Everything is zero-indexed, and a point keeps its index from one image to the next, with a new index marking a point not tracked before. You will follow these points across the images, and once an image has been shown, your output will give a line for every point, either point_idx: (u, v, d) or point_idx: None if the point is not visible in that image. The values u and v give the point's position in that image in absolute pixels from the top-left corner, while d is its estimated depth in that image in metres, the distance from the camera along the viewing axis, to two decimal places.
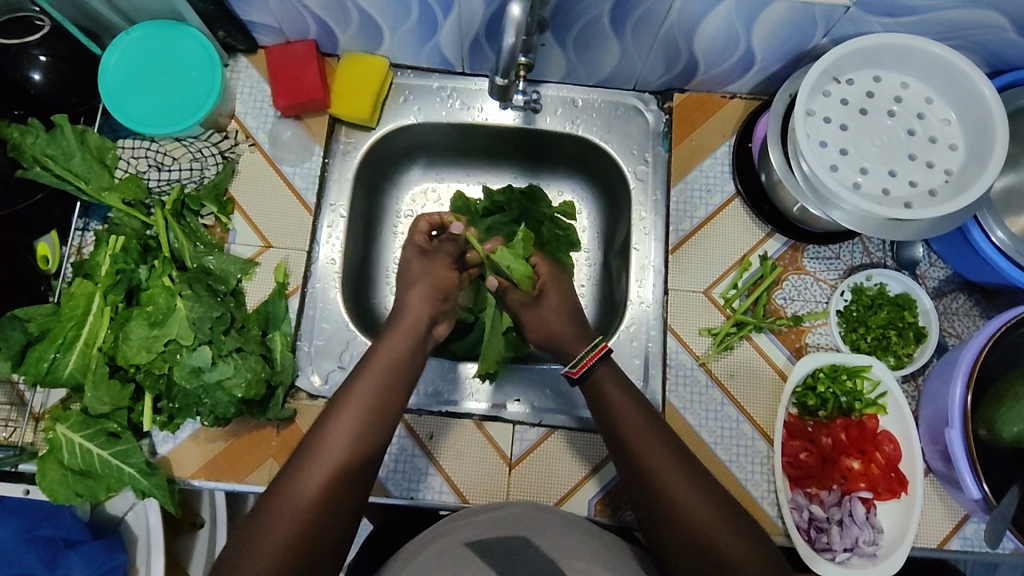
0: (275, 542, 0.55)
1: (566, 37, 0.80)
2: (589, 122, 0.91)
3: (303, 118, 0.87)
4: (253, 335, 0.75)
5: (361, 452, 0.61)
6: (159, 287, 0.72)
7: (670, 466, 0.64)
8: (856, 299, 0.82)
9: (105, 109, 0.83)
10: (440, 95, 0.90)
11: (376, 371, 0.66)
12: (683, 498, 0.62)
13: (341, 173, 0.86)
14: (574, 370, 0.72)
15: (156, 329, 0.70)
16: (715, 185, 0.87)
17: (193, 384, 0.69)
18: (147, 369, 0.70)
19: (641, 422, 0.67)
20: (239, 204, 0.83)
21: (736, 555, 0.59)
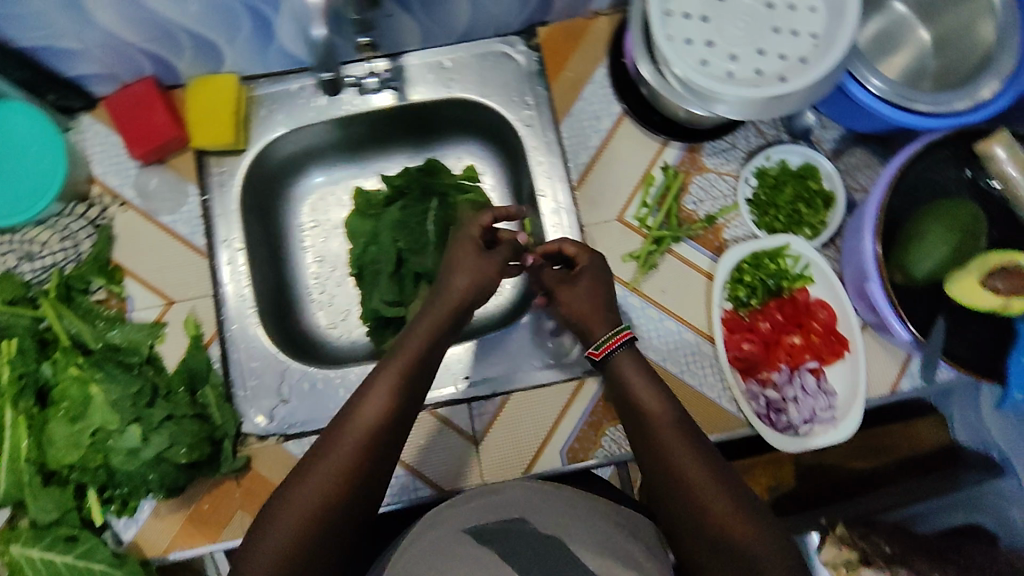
0: (327, 477, 0.57)
1: (410, 1, 0.77)
2: (463, 80, 0.88)
3: (167, 160, 0.82)
4: (181, 398, 0.71)
5: (376, 443, 0.60)
6: (67, 378, 0.69)
7: (683, 441, 0.63)
8: (761, 183, 0.83)
9: None
10: (303, 95, 0.85)
11: (394, 370, 0.64)
12: (683, 464, 0.61)
13: (227, 203, 0.81)
14: (596, 352, 0.72)
15: (78, 423, 0.67)
16: (601, 110, 0.86)
17: (133, 465, 0.67)
18: (83, 465, 0.68)
19: (655, 403, 0.67)
20: (128, 269, 0.79)
21: (716, 506, 0.58)
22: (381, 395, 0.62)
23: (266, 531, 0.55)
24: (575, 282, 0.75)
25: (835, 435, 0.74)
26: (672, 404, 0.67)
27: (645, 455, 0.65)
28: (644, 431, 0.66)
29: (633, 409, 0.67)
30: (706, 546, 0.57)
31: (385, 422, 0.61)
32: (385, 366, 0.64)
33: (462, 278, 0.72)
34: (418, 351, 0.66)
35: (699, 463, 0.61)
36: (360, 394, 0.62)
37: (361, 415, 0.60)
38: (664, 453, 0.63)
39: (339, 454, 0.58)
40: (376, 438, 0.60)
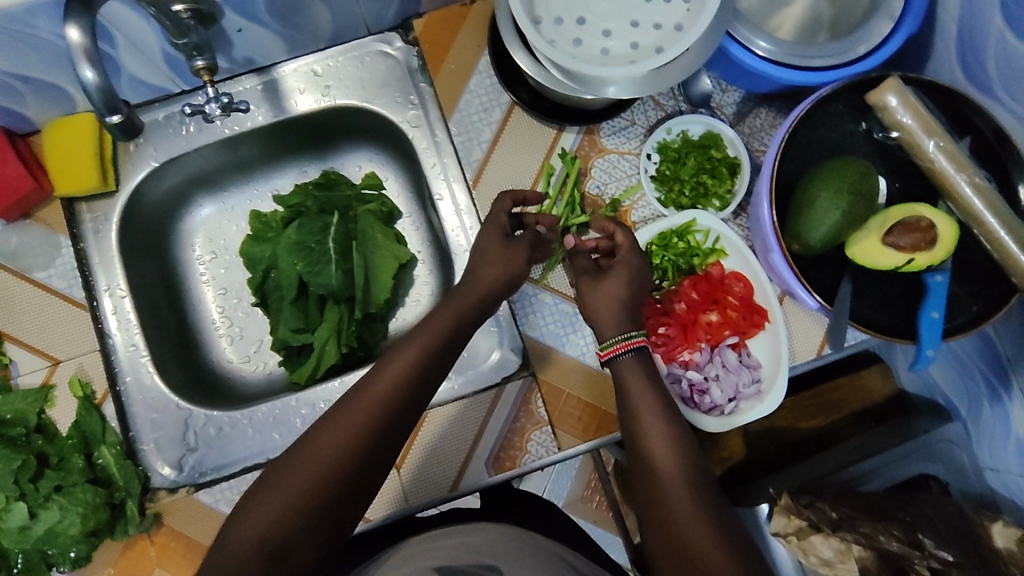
0: (318, 463, 0.52)
1: (261, 13, 0.72)
2: (342, 87, 0.83)
3: (33, 213, 0.77)
4: (75, 464, 0.69)
5: (371, 444, 0.54)
6: None
7: (687, 482, 0.57)
8: (664, 158, 0.80)
9: None
10: (172, 124, 0.81)
11: (393, 369, 0.58)
12: (663, 465, 0.59)
13: (103, 250, 0.77)
14: (602, 354, 0.67)
15: None
16: (490, 101, 0.82)
17: (26, 543, 0.65)
18: None
19: (663, 434, 0.61)
20: (6, 333, 0.74)
21: (680, 516, 0.55)
22: (380, 396, 0.56)
23: (239, 526, 0.50)
24: (603, 275, 0.71)
25: (762, 409, 0.72)
26: (676, 433, 0.61)
27: (642, 490, 0.59)
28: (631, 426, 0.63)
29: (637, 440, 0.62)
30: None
31: (380, 424, 0.55)
32: (385, 366, 0.58)
33: (489, 271, 0.68)
34: (423, 350, 0.60)
35: (700, 508, 0.55)
36: (350, 397, 0.57)
37: (354, 414, 0.55)
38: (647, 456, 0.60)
39: (324, 454, 0.52)
40: (367, 443, 0.54)
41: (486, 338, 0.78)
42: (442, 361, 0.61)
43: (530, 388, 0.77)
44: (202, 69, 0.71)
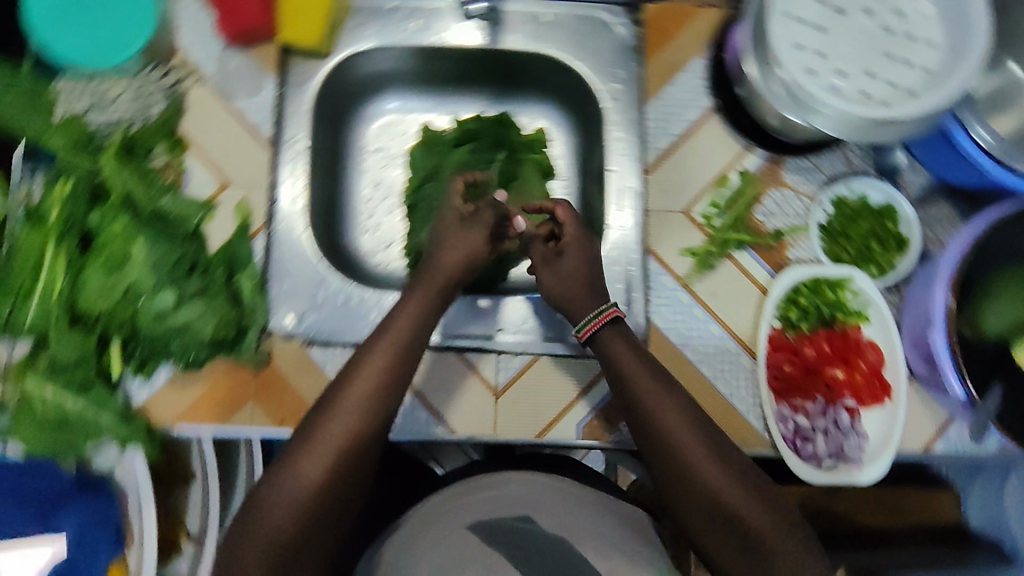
0: (304, 484, 0.53)
1: None
2: (556, 38, 0.85)
3: (252, 47, 0.80)
4: (217, 276, 0.72)
5: (348, 461, 0.55)
6: (114, 230, 0.68)
7: (708, 450, 0.58)
8: (838, 211, 0.80)
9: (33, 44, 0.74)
10: (397, 17, 0.85)
11: (364, 384, 0.58)
12: (687, 450, 0.58)
13: (297, 102, 0.81)
14: (578, 334, 0.68)
15: (115, 274, 0.67)
16: (690, 99, 0.82)
17: (160, 329, 0.68)
18: (110, 316, 0.67)
19: (673, 410, 0.60)
20: (193, 142, 0.78)
21: (729, 499, 0.56)
22: (352, 411, 0.56)
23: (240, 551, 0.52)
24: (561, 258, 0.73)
25: (858, 478, 0.72)
26: (689, 414, 0.60)
27: (659, 467, 0.59)
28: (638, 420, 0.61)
29: (641, 424, 0.61)
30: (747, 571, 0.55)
31: (354, 440, 0.56)
32: (353, 379, 0.58)
33: (452, 254, 0.69)
34: (393, 347, 0.61)
35: (734, 477, 0.57)
36: (308, 425, 0.56)
37: (327, 436, 0.55)
38: (667, 448, 0.59)
39: (309, 476, 0.53)
40: (347, 456, 0.55)
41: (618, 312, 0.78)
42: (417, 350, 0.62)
43: None
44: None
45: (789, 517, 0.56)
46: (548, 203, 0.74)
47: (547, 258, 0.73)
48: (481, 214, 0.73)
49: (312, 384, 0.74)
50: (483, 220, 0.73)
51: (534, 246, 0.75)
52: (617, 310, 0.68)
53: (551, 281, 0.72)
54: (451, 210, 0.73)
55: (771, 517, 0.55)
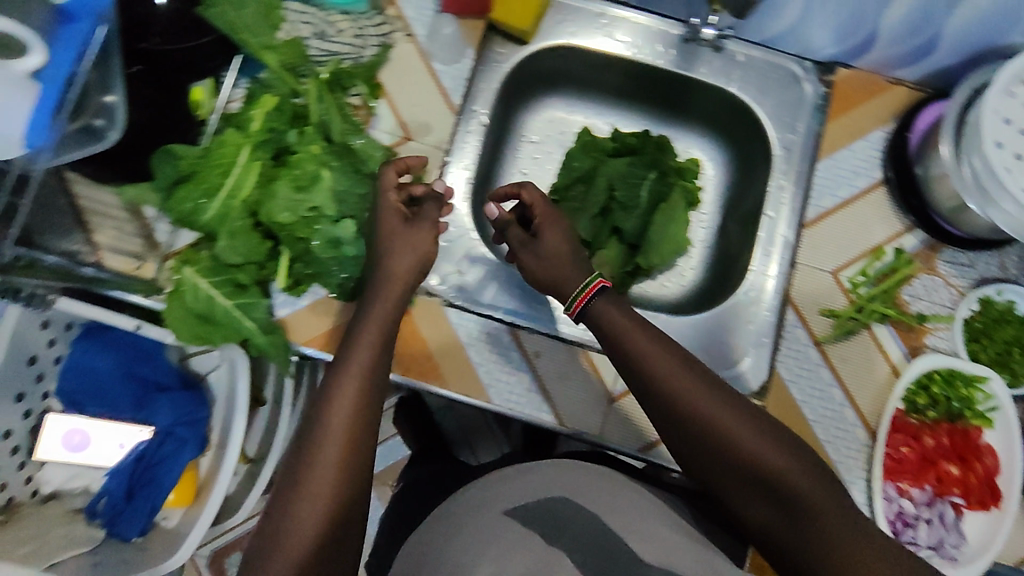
0: (338, 435, 0.59)
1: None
2: (745, 79, 0.86)
3: (462, 18, 0.84)
4: None
5: (358, 435, 0.60)
6: (308, 153, 0.72)
7: (708, 397, 0.63)
8: (984, 311, 0.80)
9: None
10: (599, 22, 0.86)
11: (365, 356, 0.63)
12: (718, 425, 0.61)
13: (485, 80, 0.84)
14: (571, 308, 0.71)
15: (302, 193, 0.71)
16: (862, 168, 0.83)
17: (330, 254, 0.72)
18: (289, 231, 0.72)
19: (694, 389, 0.63)
20: (387, 91, 0.81)
21: (770, 465, 0.59)
22: (352, 382, 0.62)
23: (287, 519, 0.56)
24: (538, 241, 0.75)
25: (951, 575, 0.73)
26: (719, 397, 0.63)
27: (679, 430, 0.63)
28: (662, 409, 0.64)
29: (643, 378, 0.65)
30: (764, 501, 0.59)
31: (356, 419, 0.60)
32: (350, 358, 0.63)
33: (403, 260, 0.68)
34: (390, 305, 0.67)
35: (734, 418, 0.62)
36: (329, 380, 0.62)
37: (337, 406, 0.60)
38: (698, 426, 0.62)
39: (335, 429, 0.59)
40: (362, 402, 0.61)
41: (747, 352, 0.79)
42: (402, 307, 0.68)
43: None
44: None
45: (809, 461, 0.60)
46: (514, 189, 0.77)
47: (525, 241, 0.76)
48: (423, 216, 0.71)
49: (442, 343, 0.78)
50: (428, 217, 0.72)
51: (510, 232, 0.77)
52: (603, 279, 0.71)
53: (541, 263, 0.74)
54: (390, 206, 0.70)
55: (765, 443, 0.60)
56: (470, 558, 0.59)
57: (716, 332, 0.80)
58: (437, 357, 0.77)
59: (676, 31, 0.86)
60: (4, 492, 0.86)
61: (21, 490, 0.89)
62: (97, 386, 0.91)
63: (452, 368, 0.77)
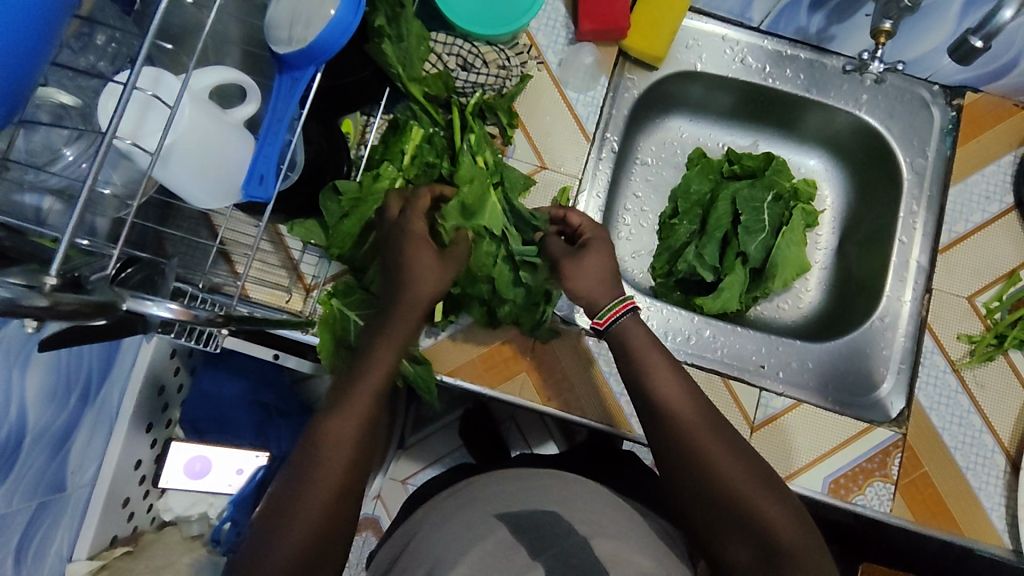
0: (330, 479, 0.52)
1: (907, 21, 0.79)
2: (874, 105, 0.87)
3: (597, 44, 0.83)
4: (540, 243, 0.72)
5: (354, 480, 0.54)
6: (472, 171, 0.68)
7: (705, 426, 0.60)
8: None
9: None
10: (729, 47, 0.88)
11: (389, 350, 0.59)
12: (721, 466, 0.58)
13: (615, 106, 0.86)
14: (600, 322, 0.67)
15: (469, 218, 0.65)
16: (994, 193, 0.84)
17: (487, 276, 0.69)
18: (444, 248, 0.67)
19: (692, 416, 0.61)
20: (522, 120, 0.81)
21: (767, 519, 0.55)
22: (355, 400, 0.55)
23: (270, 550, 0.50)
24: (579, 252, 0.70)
25: None
26: (728, 445, 0.60)
27: (678, 464, 0.59)
28: (664, 433, 0.61)
29: (647, 400, 0.63)
30: (742, 540, 0.56)
31: (356, 461, 0.54)
32: (366, 362, 0.58)
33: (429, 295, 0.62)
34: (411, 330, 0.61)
35: (724, 448, 0.59)
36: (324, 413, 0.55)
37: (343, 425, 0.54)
38: (702, 467, 0.58)
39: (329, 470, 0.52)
40: (361, 445, 0.54)
41: (886, 377, 0.82)
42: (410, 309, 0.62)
43: (895, 445, 0.77)
44: (884, 31, 0.73)
45: (801, 520, 0.57)
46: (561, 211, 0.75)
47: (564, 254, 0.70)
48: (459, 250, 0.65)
49: (580, 371, 0.78)
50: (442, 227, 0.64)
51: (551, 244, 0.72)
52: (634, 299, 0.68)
53: (573, 274, 0.69)
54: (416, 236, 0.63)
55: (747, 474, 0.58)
56: (453, 554, 0.60)
57: (854, 358, 0.83)
58: (579, 389, 0.77)
59: (805, 56, 0.88)
60: (131, 521, 0.85)
61: (144, 518, 0.88)
62: (218, 413, 0.90)
63: (590, 396, 0.77)
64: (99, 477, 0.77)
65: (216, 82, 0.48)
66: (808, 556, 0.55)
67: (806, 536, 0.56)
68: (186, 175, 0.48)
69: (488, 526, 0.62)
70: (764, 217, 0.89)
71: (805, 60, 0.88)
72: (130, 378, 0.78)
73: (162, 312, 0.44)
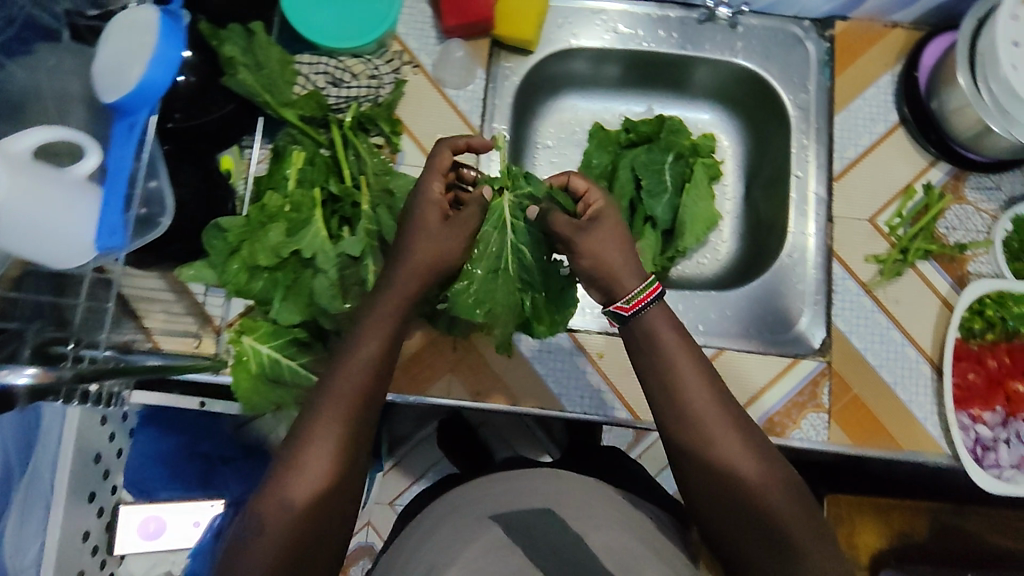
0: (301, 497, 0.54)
1: None
2: (749, 50, 0.89)
3: (467, 39, 0.85)
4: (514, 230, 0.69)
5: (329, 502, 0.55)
6: (306, 196, 0.71)
7: (722, 415, 0.58)
8: (1018, 231, 0.82)
9: (282, 21, 0.78)
10: (599, 18, 0.89)
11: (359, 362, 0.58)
12: (733, 454, 0.56)
13: (498, 96, 0.86)
14: (624, 306, 0.60)
15: (291, 236, 0.69)
16: (877, 114, 0.86)
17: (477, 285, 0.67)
18: (280, 269, 0.70)
19: (705, 399, 0.58)
20: (406, 125, 0.82)
21: (775, 511, 0.55)
22: (328, 432, 0.55)
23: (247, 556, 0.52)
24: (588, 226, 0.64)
25: None
26: (746, 434, 0.57)
27: (686, 448, 0.58)
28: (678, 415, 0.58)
29: (665, 385, 0.59)
30: (739, 521, 0.56)
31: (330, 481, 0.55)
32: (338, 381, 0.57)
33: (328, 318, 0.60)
34: None
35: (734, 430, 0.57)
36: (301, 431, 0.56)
37: (313, 459, 0.55)
38: (710, 453, 0.57)
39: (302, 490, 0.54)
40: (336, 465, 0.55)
41: (804, 311, 0.82)
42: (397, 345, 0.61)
43: (822, 373, 0.78)
44: None
45: (807, 509, 0.56)
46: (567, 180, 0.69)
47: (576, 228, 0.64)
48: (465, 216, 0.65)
49: (506, 360, 0.78)
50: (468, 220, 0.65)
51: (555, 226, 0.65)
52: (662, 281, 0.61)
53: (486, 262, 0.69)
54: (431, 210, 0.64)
55: (772, 479, 0.56)
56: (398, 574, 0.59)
57: (768, 299, 0.83)
58: (506, 379, 0.78)
59: (675, 16, 0.89)
60: None
61: None
62: (161, 471, 0.88)
63: (519, 384, 0.78)
64: (43, 559, 0.74)
65: (44, 140, 0.48)
66: (811, 542, 0.54)
67: (810, 523, 0.56)
68: (31, 238, 0.48)
69: (482, 525, 0.61)
70: (666, 176, 0.90)
71: (677, 20, 0.90)
72: (60, 451, 0.74)
73: (21, 379, 0.44)
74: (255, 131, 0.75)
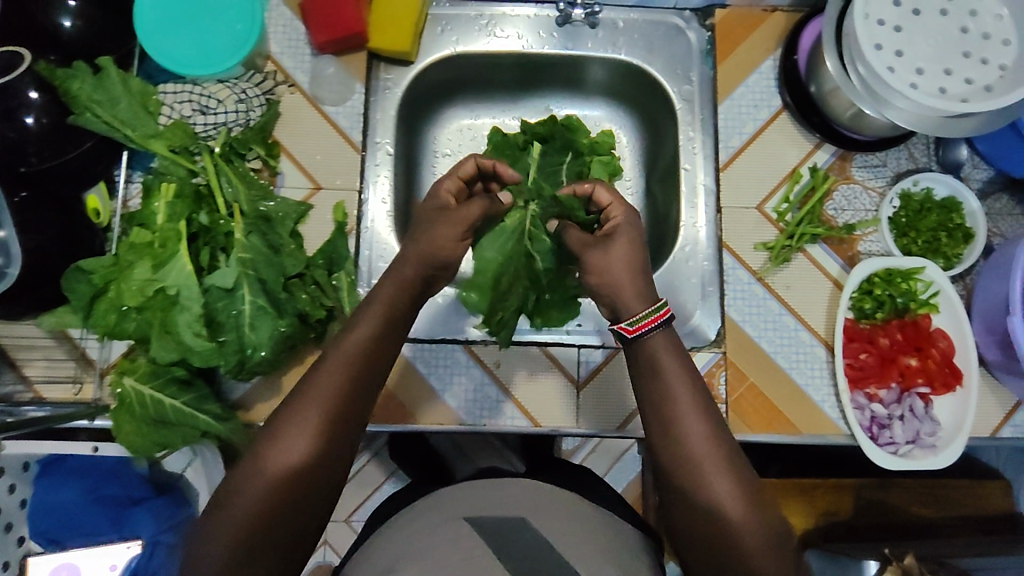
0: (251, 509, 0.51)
1: None
2: (631, 44, 0.89)
3: (342, 54, 0.84)
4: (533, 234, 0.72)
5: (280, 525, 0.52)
6: (172, 230, 0.69)
7: (711, 438, 0.57)
8: (904, 206, 0.82)
9: (143, 51, 0.77)
10: (478, 23, 0.88)
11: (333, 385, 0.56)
12: (715, 476, 0.55)
13: (381, 109, 0.84)
14: (629, 329, 0.59)
15: (158, 271, 0.68)
16: (761, 99, 0.86)
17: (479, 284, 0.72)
18: (149, 307, 0.68)
19: (696, 421, 0.57)
20: (285, 147, 0.81)
21: (746, 539, 0.54)
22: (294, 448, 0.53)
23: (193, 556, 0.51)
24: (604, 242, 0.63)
25: (935, 462, 0.74)
26: (733, 459, 0.56)
27: (668, 457, 0.57)
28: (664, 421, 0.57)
29: (654, 390, 0.58)
30: (707, 541, 0.55)
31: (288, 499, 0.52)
32: (315, 399, 0.55)
33: None
34: None
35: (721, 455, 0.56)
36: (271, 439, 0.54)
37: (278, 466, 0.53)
38: (692, 467, 0.56)
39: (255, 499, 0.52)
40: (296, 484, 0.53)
41: (698, 304, 0.81)
42: (373, 380, 0.58)
43: (718, 364, 0.78)
44: None
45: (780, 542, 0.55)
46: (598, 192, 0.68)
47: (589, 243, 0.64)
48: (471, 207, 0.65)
49: (402, 378, 0.78)
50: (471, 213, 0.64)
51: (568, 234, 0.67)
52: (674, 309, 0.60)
53: None
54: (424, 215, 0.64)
55: (751, 509, 0.54)
56: None
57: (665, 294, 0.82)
58: (403, 397, 0.77)
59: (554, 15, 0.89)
60: None
61: None
62: (66, 517, 0.86)
63: (416, 401, 0.77)
64: None
65: None
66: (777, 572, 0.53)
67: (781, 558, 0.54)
68: None
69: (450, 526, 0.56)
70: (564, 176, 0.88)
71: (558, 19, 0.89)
72: None
73: None
74: (120, 165, 0.75)
